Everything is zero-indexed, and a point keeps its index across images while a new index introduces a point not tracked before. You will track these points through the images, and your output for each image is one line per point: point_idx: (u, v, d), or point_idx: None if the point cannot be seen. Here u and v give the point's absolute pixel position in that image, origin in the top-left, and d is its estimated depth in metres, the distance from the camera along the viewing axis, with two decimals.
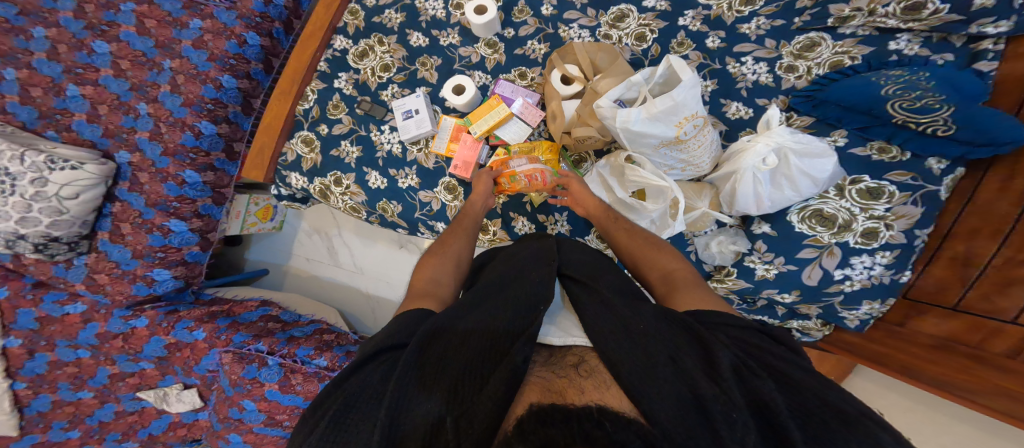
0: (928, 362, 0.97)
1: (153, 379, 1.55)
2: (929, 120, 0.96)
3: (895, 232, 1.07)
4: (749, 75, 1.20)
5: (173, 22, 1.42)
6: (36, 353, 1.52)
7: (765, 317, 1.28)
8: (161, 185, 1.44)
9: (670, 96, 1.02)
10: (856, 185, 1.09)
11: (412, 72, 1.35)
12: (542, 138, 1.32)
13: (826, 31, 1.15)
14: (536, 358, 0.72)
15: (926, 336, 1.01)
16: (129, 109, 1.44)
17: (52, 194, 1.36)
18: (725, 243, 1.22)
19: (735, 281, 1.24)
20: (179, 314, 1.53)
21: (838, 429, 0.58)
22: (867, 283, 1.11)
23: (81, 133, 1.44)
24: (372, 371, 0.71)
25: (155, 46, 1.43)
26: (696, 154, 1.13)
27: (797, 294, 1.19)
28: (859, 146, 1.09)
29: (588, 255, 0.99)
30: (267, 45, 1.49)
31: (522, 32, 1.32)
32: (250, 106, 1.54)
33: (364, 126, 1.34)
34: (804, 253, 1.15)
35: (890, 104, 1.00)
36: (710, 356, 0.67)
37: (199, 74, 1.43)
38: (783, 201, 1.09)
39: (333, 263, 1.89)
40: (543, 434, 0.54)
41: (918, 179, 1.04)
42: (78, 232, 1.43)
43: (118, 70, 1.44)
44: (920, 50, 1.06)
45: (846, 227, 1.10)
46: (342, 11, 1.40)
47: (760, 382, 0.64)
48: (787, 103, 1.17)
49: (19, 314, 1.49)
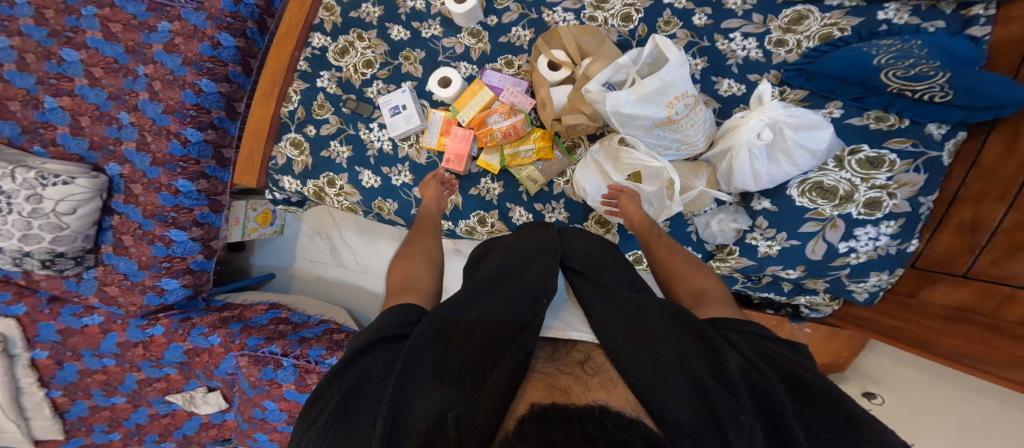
0: (943, 334, 0.95)
1: (177, 384, 1.60)
2: (926, 87, 0.94)
3: (899, 201, 1.04)
4: (739, 51, 1.17)
5: (140, 26, 1.41)
6: (64, 363, 1.56)
7: (771, 293, 1.27)
8: (156, 196, 1.45)
9: (659, 76, 1.00)
10: (855, 155, 1.06)
11: (397, 67, 1.33)
12: (535, 126, 1.30)
13: (812, 4, 1.12)
14: (541, 354, 0.72)
15: (937, 307, 1.00)
16: (111, 118, 1.44)
17: (51, 210, 1.38)
18: (726, 221, 1.20)
19: (738, 260, 1.22)
20: (193, 321, 1.54)
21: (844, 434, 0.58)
22: (873, 255, 1.09)
23: (68, 148, 1.45)
24: (373, 363, 0.71)
25: (125, 52, 1.42)
26: (690, 133, 1.10)
27: (802, 270, 1.16)
28: (856, 117, 1.06)
29: (590, 243, 0.96)
30: (242, 46, 1.50)
31: (506, 19, 1.29)
32: (233, 110, 1.55)
33: (353, 124, 1.33)
34: (807, 228, 1.13)
35: (884, 74, 0.97)
36: (718, 357, 0.65)
37: (176, 79, 1.42)
38: (782, 175, 1.07)
39: (338, 264, 1.90)
40: (542, 435, 0.51)
41: (918, 146, 1.01)
42: (82, 246, 1.45)
43: (92, 79, 1.43)
44: (910, 18, 1.04)
45: (848, 198, 1.07)
46: (316, 7, 1.38)
47: (768, 385, 0.62)
48: (780, 78, 1.14)
49: (40, 327, 1.52)
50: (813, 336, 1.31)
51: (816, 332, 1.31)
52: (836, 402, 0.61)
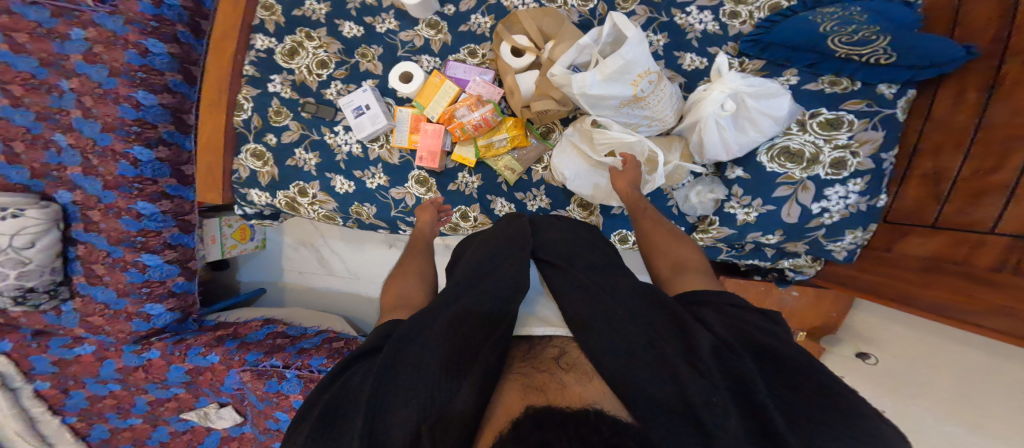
0: (920, 285, 0.99)
1: (189, 401, 1.58)
2: (869, 51, 0.97)
3: (862, 159, 1.06)
4: (697, 24, 1.17)
5: (49, 34, 1.29)
6: (70, 391, 1.53)
7: (756, 260, 1.31)
8: (117, 221, 1.40)
9: (620, 55, 1.00)
10: (816, 118, 1.08)
11: (354, 65, 1.30)
12: (506, 114, 1.29)
13: None
14: (517, 353, 0.78)
15: (907, 259, 1.03)
16: (46, 141, 1.35)
17: (10, 246, 1.33)
18: (704, 192, 1.23)
19: (719, 230, 1.25)
20: (188, 342, 1.51)
21: (815, 398, 0.63)
22: (845, 213, 1.12)
23: (8, 178, 1.36)
24: (352, 380, 0.75)
25: (42, 64, 1.31)
26: (658, 108, 1.10)
27: (781, 234, 1.19)
28: (811, 83, 1.09)
29: (563, 232, 1.01)
30: (176, 53, 1.36)
31: (463, 6, 1.26)
32: (183, 123, 1.43)
33: (316, 129, 1.30)
34: (779, 192, 1.14)
35: (830, 41, 1.00)
36: (691, 339, 0.71)
37: (107, 93, 1.32)
38: (750, 143, 1.08)
39: (327, 271, 1.88)
40: (537, 436, 0.54)
41: (873, 106, 1.04)
42: (52, 279, 1.40)
43: (13, 98, 1.32)
44: None
45: (814, 160, 1.09)
46: (254, 7, 1.30)
47: (739, 361, 0.68)
48: (737, 49, 1.15)
49: (34, 360, 1.49)
50: (800, 300, 1.33)
51: (803, 295, 1.33)
52: (806, 374, 0.66)
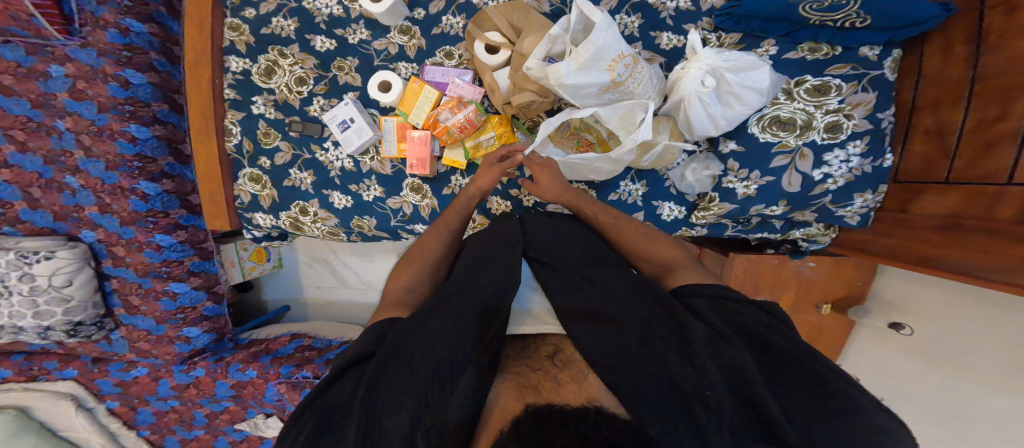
0: (943, 246, 0.91)
1: (239, 413, 1.66)
2: (843, 16, 0.96)
3: (858, 121, 1.03)
4: (668, 1, 1.12)
5: (31, 73, 1.32)
6: (138, 408, 1.64)
7: (765, 233, 1.26)
8: (141, 254, 1.43)
9: (591, 41, 0.94)
10: (802, 86, 1.04)
11: (332, 79, 1.30)
12: (491, 113, 1.26)
13: None
14: (511, 354, 0.78)
15: (928, 219, 0.95)
16: (60, 184, 1.39)
17: (49, 286, 1.37)
18: (699, 170, 1.16)
19: (720, 206, 1.19)
20: (227, 359, 1.57)
21: (811, 388, 0.62)
22: (849, 177, 1.06)
23: (34, 222, 1.43)
24: (343, 389, 0.75)
25: (33, 106, 1.34)
26: (640, 92, 1.05)
27: (785, 205, 1.13)
28: (791, 51, 1.05)
29: (553, 228, 1.00)
30: (157, 81, 1.38)
31: (433, 8, 1.24)
32: (181, 153, 1.46)
33: (306, 147, 1.32)
34: (777, 162, 1.09)
35: (802, 9, 0.97)
36: (685, 331, 0.70)
37: (102, 129, 1.34)
38: (737, 116, 1.03)
39: (343, 284, 1.96)
40: (539, 436, 0.56)
41: (858, 68, 1.02)
42: (96, 312, 1.45)
43: (19, 144, 1.36)
44: None
45: (808, 126, 1.05)
46: (220, 28, 1.30)
47: (735, 353, 0.67)
48: (712, 24, 1.11)
49: (100, 383, 1.57)
50: (818, 270, 1.27)
51: (821, 265, 1.27)
52: (800, 363, 0.65)
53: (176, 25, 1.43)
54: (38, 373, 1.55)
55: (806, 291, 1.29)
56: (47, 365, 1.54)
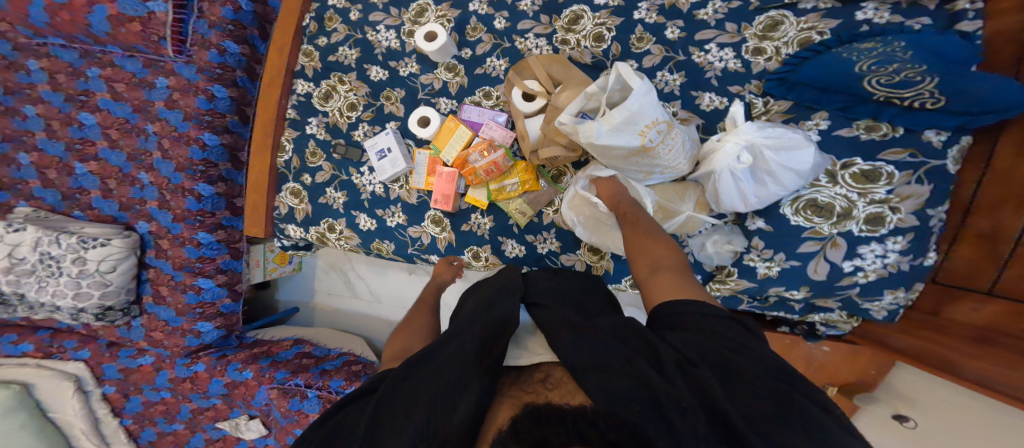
0: (974, 356, 0.83)
1: (224, 412, 1.54)
2: (913, 93, 0.88)
3: (903, 215, 0.96)
4: (716, 62, 1.09)
5: (141, 83, 1.49)
6: (130, 396, 1.54)
7: (781, 313, 1.16)
8: (181, 249, 1.50)
9: (626, 105, 0.93)
10: (849, 169, 0.99)
11: (379, 107, 1.36)
12: (518, 157, 1.25)
13: (786, 7, 1.03)
14: (505, 380, 0.77)
15: (963, 327, 0.88)
16: (133, 179, 1.52)
17: (93, 270, 1.43)
18: (722, 242, 1.11)
19: (738, 281, 1.14)
20: (229, 357, 1.52)
21: (775, 406, 0.56)
22: (881, 273, 1.00)
23: (102, 210, 1.55)
24: (349, 415, 0.78)
25: (134, 111, 1.50)
26: (671, 159, 1.02)
27: (807, 290, 1.08)
28: (845, 128, 0.99)
29: (555, 282, 0.99)
30: (236, 95, 1.51)
31: (479, 50, 1.27)
32: (238, 160, 1.57)
33: (344, 170, 1.38)
34: (805, 247, 1.04)
35: (868, 81, 0.91)
36: (655, 352, 0.67)
37: (181, 136, 1.47)
38: (770, 196, 1.00)
39: (353, 294, 1.87)
40: (538, 434, 0.55)
41: (917, 156, 0.94)
42: (127, 298, 1.50)
43: (111, 141, 1.52)
44: (892, 16, 0.95)
45: (847, 215, 1.00)
46: (296, 53, 1.42)
47: (699, 369, 0.62)
48: (761, 88, 1.06)
49: (105, 368, 1.53)
50: (832, 354, 1.16)
51: (836, 350, 1.15)
52: (764, 379, 0.60)
53: (263, 47, 1.58)
54: (55, 350, 1.52)
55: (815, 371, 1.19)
56: (65, 344, 1.53)
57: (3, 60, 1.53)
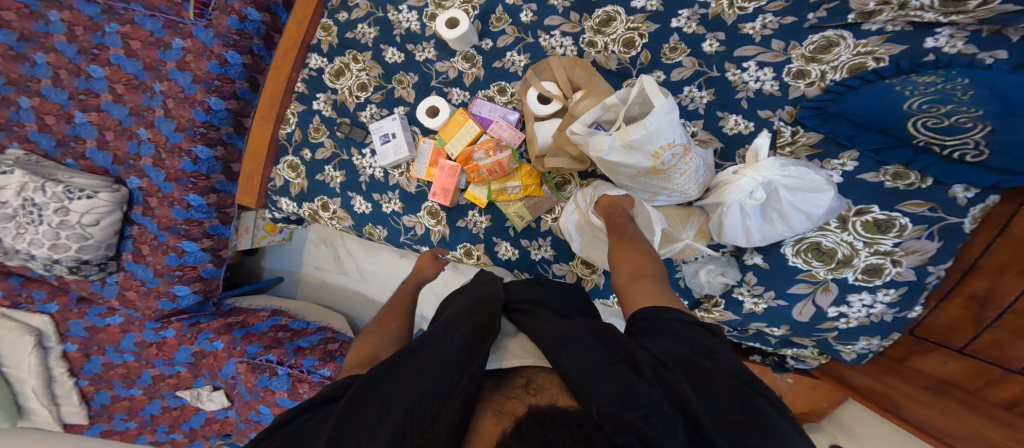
0: (922, 403, 0.88)
1: (187, 381, 1.48)
2: (957, 142, 0.79)
3: (903, 269, 0.89)
4: (751, 82, 1.02)
5: (157, 43, 1.43)
6: (92, 356, 1.47)
7: (757, 344, 1.10)
8: (169, 210, 1.45)
9: (643, 124, 0.85)
10: (862, 216, 0.90)
11: (390, 91, 1.28)
12: (524, 160, 1.16)
13: (847, 28, 0.94)
14: (486, 384, 0.69)
15: (919, 376, 0.89)
16: (131, 133, 1.46)
17: (72, 222, 1.37)
18: (715, 273, 1.01)
19: (723, 313, 1.06)
20: (201, 325, 1.46)
21: (743, 415, 0.55)
22: (864, 322, 0.94)
23: (95, 161, 1.48)
24: (308, 425, 0.71)
25: (144, 68, 1.44)
26: (680, 183, 0.94)
27: (787, 330, 1.01)
28: (871, 172, 0.90)
29: (536, 290, 0.91)
30: (249, 63, 1.47)
31: (500, 43, 1.20)
32: (241, 125, 1.52)
33: (346, 149, 1.31)
34: (796, 289, 0.97)
35: (913, 121, 0.81)
36: (632, 357, 0.62)
37: (187, 97, 1.42)
38: (775, 236, 0.91)
39: (340, 271, 1.79)
40: (541, 437, 0.48)
41: (937, 210, 0.85)
42: (105, 253, 1.43)
43: (116, 95, 1.46)
44: (964, 47, 0.84)
45: (846, 262, 0.92)
46: (315, 27, 1.36)
47: (673, 376, 0.59)
48: (794, 116, 0.97)
49: (71, 324, 1.46)
50: (794, 386, 1.19)
51: (798, 382, 1.18)
52: (733, 387, 0.57)
53: (285, 16, 1.55)
54: (23, 300, 1.45)
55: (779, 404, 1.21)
56: (35, 294, 1.46)
57: (24, 8, 1.43)
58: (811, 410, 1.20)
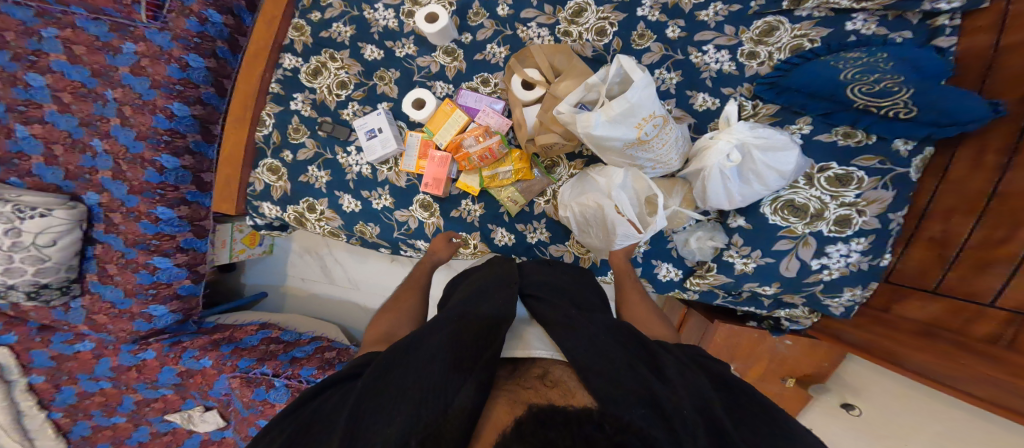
0: (914, 348, 0.88)
1: (175, 403, 1.43)
2: (890, 103, 0.92)
3: (868, 218, 1.01)
4: (712, 64, 1.13)
5: (105, 47, 1.34)
6: (62, 387, 1.39)
7: (752, 309, 1.20)
8: (136, 224, 1.37)
9: (625, 98, 0.94)
10: (825, 173, 1.02)
11: (371, 87, 1.30)
12: (513, 146, 1.23)
13: (783, 14, 1.08)
14: (501, 375, 0.75)
15: (911, 323, 0.93)
16: (84, 146, 1.36)
17: (29, 243, 1.28)
18: (704, 238, 1.14)
19: (716, 277, 1.16)
20: (184, 344, 1.40)
21: (752, 410, 0.67)
22: (845, 271, 1.04)
23: (43, 178, 1.37)
24: (326, 405, 0.73)
25: (92, 75, 1.35)
26: (663, 153, 1.03)
27: (777, 287, 1.11)
28: (824, 133, 1.04)
29: (553, 274, 0.98)
30: (213, 67, 1.42)
31: (480, 36, 1.25)
32: (210, 132, 1.46)
33: (329, 148, 1.31)
34: (779, 245, 1.08)
35: (851, 89, 0.95)
36: (655, 360, 0.74)
37: (146, 104, 1.35)
38: (753, 194, 1.02)
39: (328, 280, 1.77)
40: (543, 436, 0.53)
41: (886, 163, 0.99)
42: (67, 276, 1.34)
43: (62, 105, 1.35)
44: (878, 29, 1.01)
45: (818, 216, 1.03)
46: (286, 26, 1.34)
47: (693, 378, 0.71)
48: (752, 91, 1.10)
49: (33, 355, 1.36)
50: (793, 348, 1.22)
51: (797, 344, 1.21)
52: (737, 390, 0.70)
53: (248, 18, 1.51)
54: None
55: (777, 364, 1.25)
56: None
57: None
58: (815, 372, 1.25)
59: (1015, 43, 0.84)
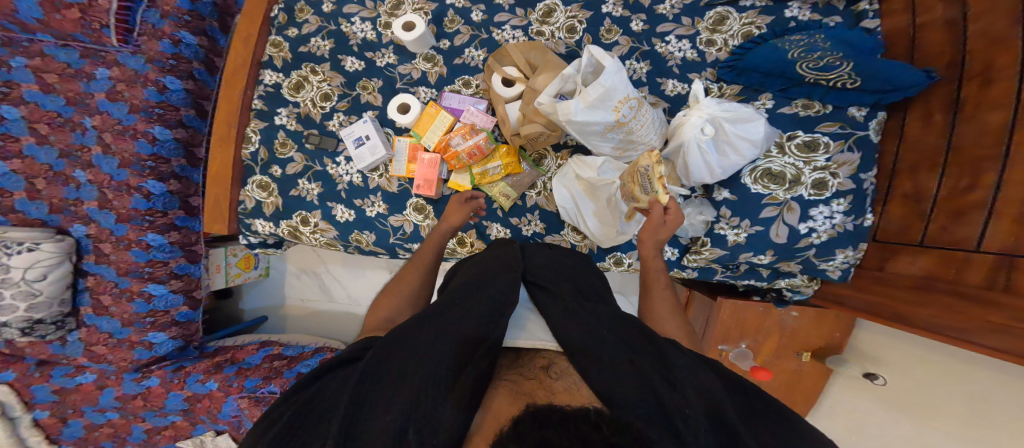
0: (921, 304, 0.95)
1: (185, 430, 1.45)
2: (836, 75, 1.02)
3: (842, 180, 1.09)
4: (676, 52, 1.22)
5: (77, 74, 1.33)
6: (69, 420, 1.43)
7: (752, 280, 1.28)
8: (127, 253, 1.36)
9: (599, 82, 1.01)
10: (793, 141, 1.11)
11: (355, 97, 1.33)
12: (501, 141, 1.30)
13: (730, 4, 1.18)
14: (504, 362, 0.82)
15: (902, 279, 1.01)
16: (66, 178, 1.36)
17: (20, 280, 1.27)
18: (693, 214, 1.21)
19: (711, 251, 1.23)
20: (187, 369, 1.41)
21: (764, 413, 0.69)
22: (832, 233, 1.11)
23: (27, 214, 1.36)
24: (329, 386, 0.76)
25: (68, 103, 1.34)
26: (642, 133, 1.10)
27: (772, 254, 1.17)
28: (786, 106, 1.13)
29: (555, 259, 1.04)
30: (192, 89, 1.40)
31: (457, 41, 1.31)
32: (193, 156, 1.45)
33: (318, 160, 1.34)
34: (766, 213, 1.15)
35: (799, 66, 1.04)
36: (664, 356, 0.75)
37: (126, 129, 1.34)
38: (732, 166, 1.10)
39: (328, 298, 1.80)
40: (539, 435, 0.58)
41: (845, 127, 1.08)
42: (61, 310, 1.33)
43: (39, 137, 1.34)
44: (812, 15, 1.13)
45: (796, 181, 1.11)
46: (263, 44, 1.37)
47: (703, 378, 0.72)
48: (716, 75, 1.19)
49: (34, 390, 1.39)
50: (801, 319, 1.31)
51: (803, 315, 1.30)
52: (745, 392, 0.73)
53: (223, 39, 1.48)
54: None
55: (788, 338, 1.32)
56: None
57: None
58: (828, 344, 1.33)
59: (927, 22, 0.99)
